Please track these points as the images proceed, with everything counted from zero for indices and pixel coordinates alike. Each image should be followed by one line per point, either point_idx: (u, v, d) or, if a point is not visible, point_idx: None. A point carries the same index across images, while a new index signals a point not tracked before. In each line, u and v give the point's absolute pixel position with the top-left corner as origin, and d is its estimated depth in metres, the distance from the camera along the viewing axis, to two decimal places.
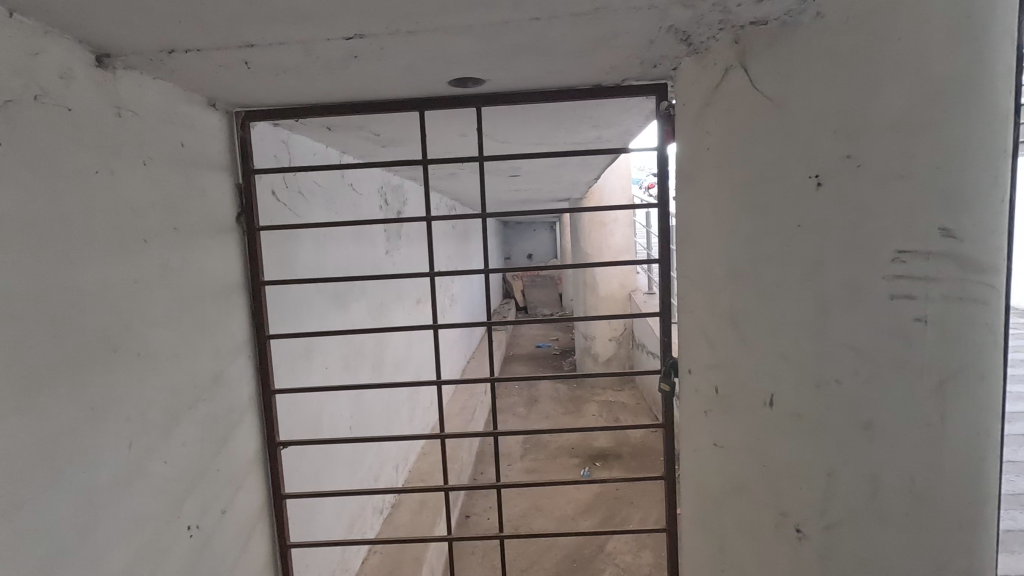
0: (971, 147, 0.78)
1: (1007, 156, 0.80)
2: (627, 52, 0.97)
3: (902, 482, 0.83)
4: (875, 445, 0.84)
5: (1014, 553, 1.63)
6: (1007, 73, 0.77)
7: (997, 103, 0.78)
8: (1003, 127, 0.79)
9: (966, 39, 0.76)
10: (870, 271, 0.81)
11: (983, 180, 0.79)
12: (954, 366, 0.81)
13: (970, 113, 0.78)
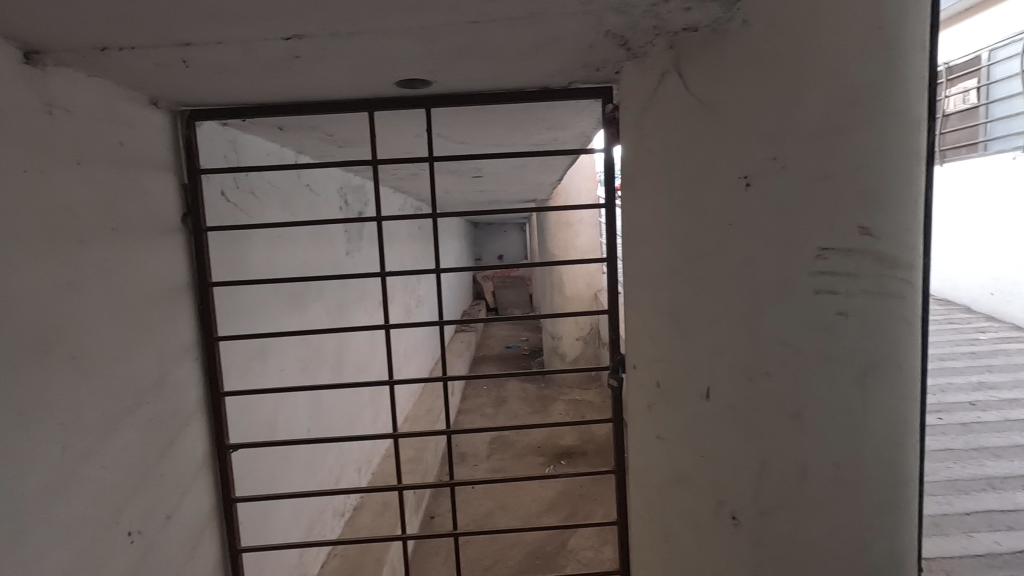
0: (884, 151, 0.84)
1: (915, 160, 0.86)
2: (568, 56, 1.00)
3: (827, 468, 0.88)
4: (803, 434, 0.88)
5: (947, 535, 1.72)
6: (911, 86, 0.84)
7: (906, 110, 0.84)
8: (908, 135, 0.85)
9: (877, 50, 0.82)
10: (795, 268, 0.86)
11: (894, 183, 0.85)
12: (872, 357, 0.87)
13: (880, 119, 0.83)
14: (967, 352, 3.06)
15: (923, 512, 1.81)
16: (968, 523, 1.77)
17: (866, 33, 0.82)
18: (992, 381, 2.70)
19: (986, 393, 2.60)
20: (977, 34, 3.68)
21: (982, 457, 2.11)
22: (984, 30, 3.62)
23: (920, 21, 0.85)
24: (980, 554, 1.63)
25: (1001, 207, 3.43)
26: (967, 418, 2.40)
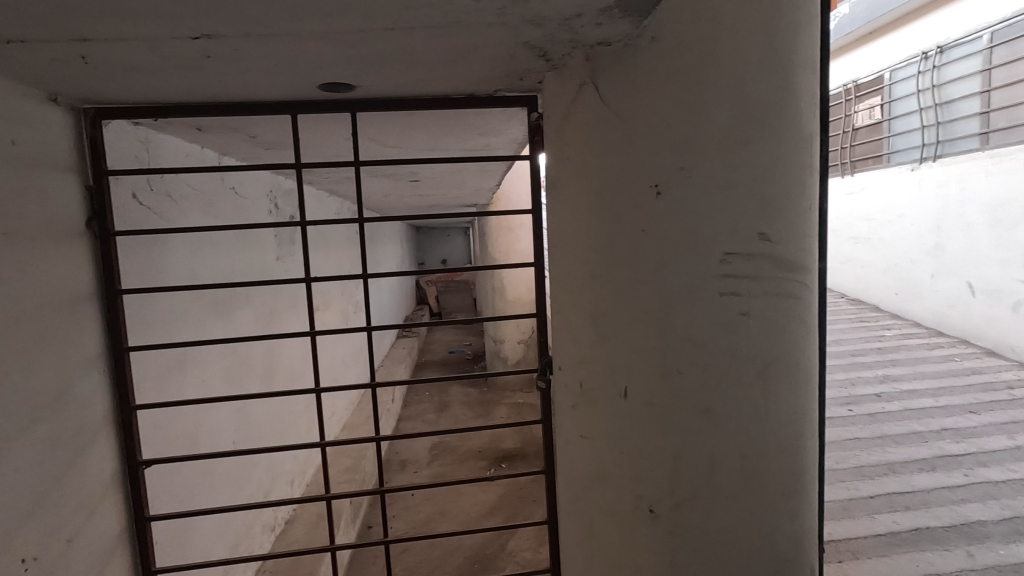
0: (780, 163, 0.91)
1: (808, 172, 0.94)
2: (491, 65, 1.02)
3: (733, 458, 0.94)
4: (711, 428, 0.93)
5: (852, 518, 1.86)
6: (803, 103, 0.92)
7: (798, 125, 0.92)
8: (801, 149, 0.93)
9: (771, 69, 0.89)
10: (702, 272, 0.91)
11: (790, 192, 0.92)
12: (772, 354, 0.93)
13: (775, 133, 0.90)
14: (875, 348, 3.31)
15: (834, 498, 1.95)
16: (872, 506, 1.92)
17: (763, 54, 0.88)
18: (896, 374, 2.94)
19: (890, 385, 2.82)
20: (880, 56, 4.00)
21: (886, 444, 2.29)
22: (885, 53, 3.94)
23: (810, 44, 0.92)
24: (881, 534, 1.77)
25: (902, 214, 3.74)
26: (873, 408, 2.60)
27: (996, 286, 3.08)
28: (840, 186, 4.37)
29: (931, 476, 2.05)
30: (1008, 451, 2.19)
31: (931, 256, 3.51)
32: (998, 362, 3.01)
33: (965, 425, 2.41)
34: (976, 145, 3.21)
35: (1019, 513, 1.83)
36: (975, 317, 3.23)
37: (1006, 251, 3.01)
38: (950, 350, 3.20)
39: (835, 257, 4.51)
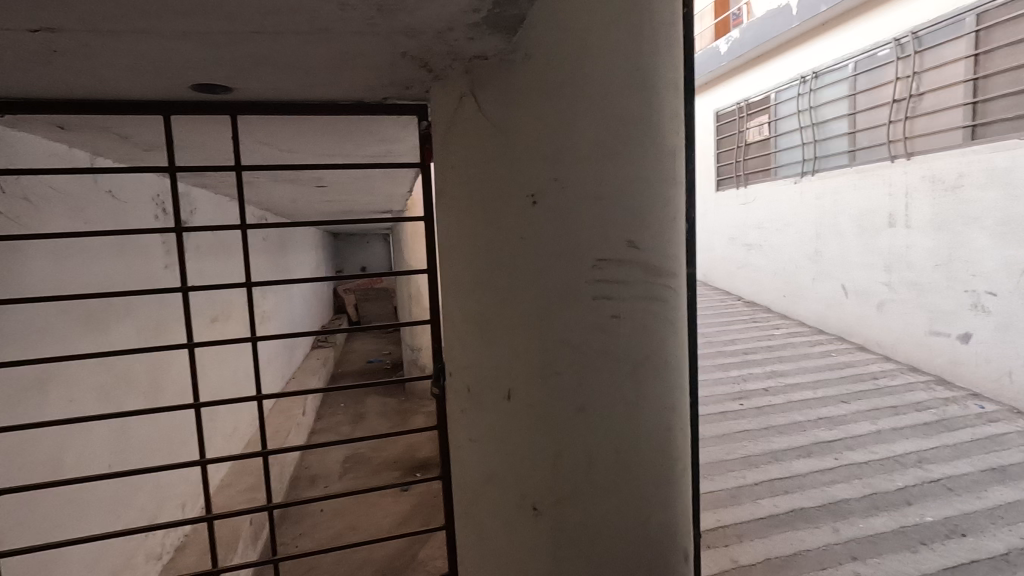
0: (644, 176, 0.98)
1: (671, 185, 1.02)
2: (373, 73, 1.02)
3: (609, 453, 0.99)
4: (588, 426, 0.98)
5: (739, 504, 2.00)
6: (665, 121, 0.99)
7: (660, 142, 0.99)
8: (663, 164, 1.01)
9: (635, 89, 0.96)
10: (577, 277, 0.96)
11: (654, 203, 0.99)
12: (641, 354, 1.00)
13: (639, 149, 0.97)
14: (765, 346, 3.59)
15: (723, 487, 2.10)
16: (756, 491, 2.08)
17: (628, 74, 0.95)
18: (782, 370, 3.20)
19: (776, 380, 3.07)
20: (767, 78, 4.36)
21: (770, 433, 2.49)
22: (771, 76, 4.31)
23: (671, 68, 1.01)
24: (762, 517, 1.92)
25: (788, 223, 4.08)
26: (762, 402, 2.82)
27: (864, 287, 3.45)
28: (736, 196, 4.70)
29: (807, 461, 2.26)
30: (870, 435, 2.46)
31: (813, 261, 3.87)
32: (866, 356, 3.37)
33: (837, 413, 2.67)
34: (846, 162, 3.56)
35: (876, 490, 2.06)
36: (848, 316, 3.60)
37: (872, 256, 3.39)
38: (828, 346, 3.54)
39: (732, 262, 4.85)
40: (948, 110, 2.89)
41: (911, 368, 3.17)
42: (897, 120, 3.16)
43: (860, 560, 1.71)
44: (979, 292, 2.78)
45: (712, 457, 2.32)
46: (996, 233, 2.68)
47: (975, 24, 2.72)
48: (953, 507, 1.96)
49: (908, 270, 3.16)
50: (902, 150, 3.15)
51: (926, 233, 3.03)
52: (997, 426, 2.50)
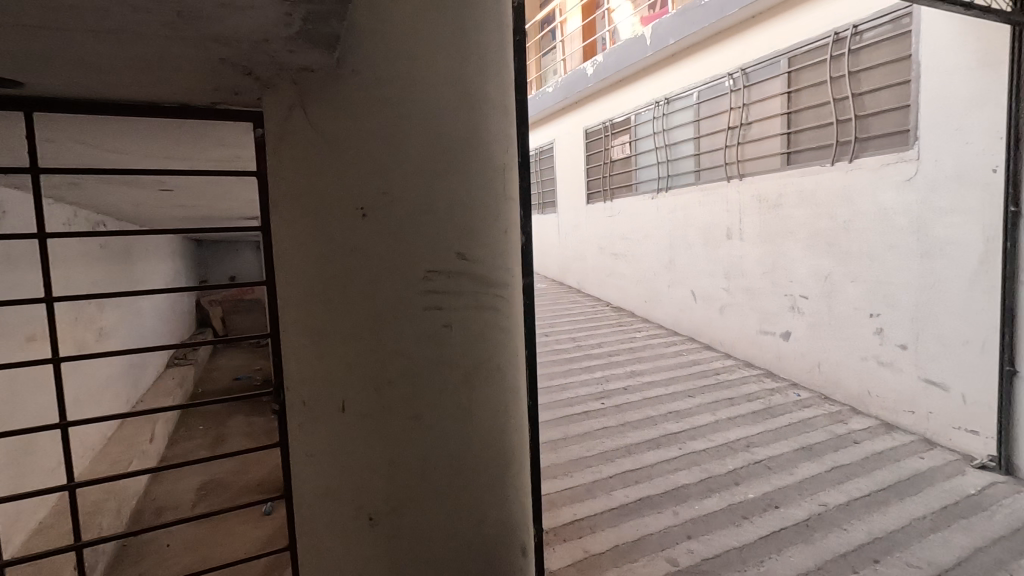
0: (474, 190, 1.03)
1: (503, 200, 1.08)
2: (193, 79, 0.98)
3: (443, 457, 1.03)
4: (422, 433, 1.02)
5: (594, 497, 2.15)
6: (495, 140, 1.06)
7: (491, 161, 1.05)
8: (494, 180, 1.07)
9: (463, 109, 1.01)
10: (408, 289, 0.99)
11: (485, 217, 1.05)
12: (474, 360, 1.05)
13: (468, 165, 1.02)
14: (627, 348, 3.87)
15: (581, 482, 2.24)
16: (610, 484, 2.24)
17: (454, 95, 1.00)
18: (640, 370, 3.48)
19: (634, 379, 3.34)
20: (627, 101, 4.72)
21: (626, 429, 2.70)
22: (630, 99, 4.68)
23: (502, 89, 1.07)
24: (614, 507, 2.08)
25: (647, 235, 4.45)
26: (620, 400, 3.04)
27: (708, 293, 3.87)
28: (603, 209, 5.03)
29: (656, 452, 2.48)
30: (709, 425, 2.75)
31: (668, 269, 4.26)
32: (711, 354, 3.77)
33: (683, 407, 2.96)
34: (693, 180, 3.96)
35: (711, 474, 2.31)
36: (697, 319, 4.00)
37: (714, 265, 3.80)
38: (680, 346, 3.90)
39: (602, 270, 5.17)
40: (769, 138, 3.34)
41: (746, 363, 3.60)
42: (731, 145, 3.59)
43: (693, 538, 1.91)
44: (795, 295, 3.24)
45: (573, 455, 2.47)
46: (807, 245, 3.14)
47: (788, 66, 3.17)
48: (769, 483, 2.26)
49: (742, 277, 3.59)
50: (736, 172, 3.58)
51: (755, 244, 3.47)
52: (809, 409, 2.94)
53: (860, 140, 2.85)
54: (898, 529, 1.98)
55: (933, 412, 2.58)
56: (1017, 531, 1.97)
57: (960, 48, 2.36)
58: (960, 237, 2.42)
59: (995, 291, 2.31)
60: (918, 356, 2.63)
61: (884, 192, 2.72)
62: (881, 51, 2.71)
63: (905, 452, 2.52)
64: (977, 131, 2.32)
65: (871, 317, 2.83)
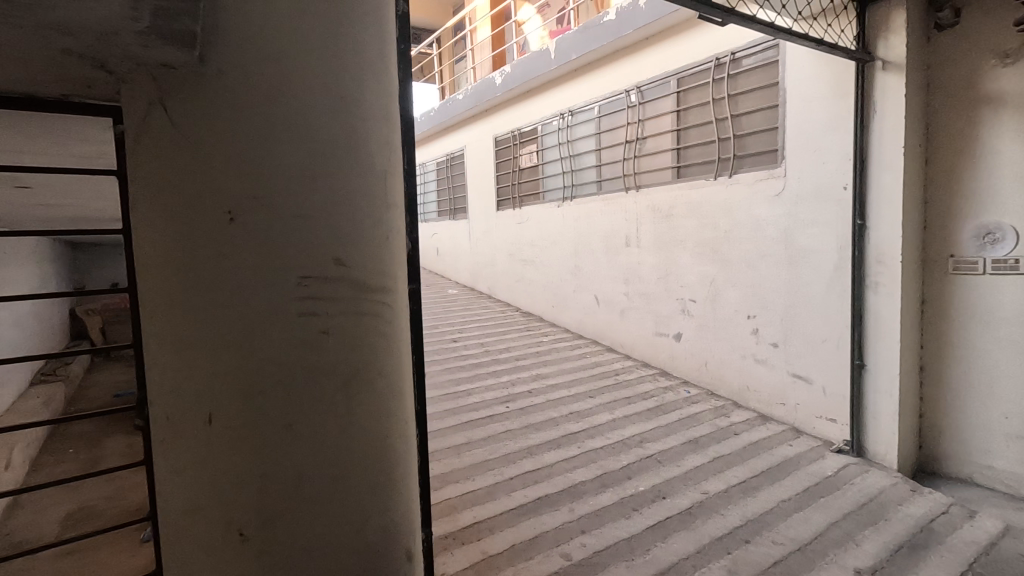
0: (353, 196, 1.03)
1: (384, 206, 1.08)
2: (38, 72, 0.91)
3: (319, 465, 1.02)
4: (295, 441, 1.00)
5: (494, 498, 2.19)
6: (376, 146, 1.06)
7: (371, 166, 1.05)
8: (375, 182, 1.07)
9: (341, 114, 1.00)
10: (281, 295, 0.97)
11: (365, 223, 1.05)
12: (353, 366, 1.04)
13: (347, 170, 1.02)
14: (534, 352, 3.97)
15: (482, 485, 2.27)
16: (510, 485, 2.28)
17: (331, 99, 0.99)
18: (544, 373, 3.58)
19: (539, 382, 3.43)
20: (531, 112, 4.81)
21: (528, 431, 2.77)
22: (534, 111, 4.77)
23: (384, 94, 1.08)
24: (513, 508, 2.13)
25: (554, 242, 4.59)
26: (525, 403, 3.12)
27: (609, 297, 4.07)
28: (512, 216, 5.13)
29: (556, 452, 2.57)
30: (607, 423, 2.90)
31: (573, 275, 4.42)
32: (612, 356, 3.95)
33: (584, 407, 3.08)
34: (595, 190, 4.14)
35: (606, 470, 2.43)
36: (600, 323, 4.19)
37: (615, 270, 4.00)
38: (584, 349, 4.07)
39: (511, 276, 5.26)
40: (662, 153, 3.57)
41: (643, 363, 3.81)
42: (629, 157, 3.80)
43: (587, 532, 2.00)
44: (685, 299, 3.47)
45: (476, 458, 2.49)
46: (695, 252, 3.39)
47: (677, 86, 3.41)
48: (659, 475, 2.41)
49: (638, 282, 3.81)
50: (633, 183, 3.80)
51: (651, 252, 3.69)
52: (697, 405, 3.17)
53: (738, 157, 3.12)
54: (768, 511, 2.19)
55: (799, 403, 2.88)
56: (863, 505, 2.25)
57: (817, 80, 2.66)
58: (818, 247, 2.72)
59: (846, 294, 2.62)
60: (787, 354, 2.92)
61: (758, 205, 3.00)
62: (754, 77, 2.99)
63: (777, 440, 2.79)
64: (831, 154, 2.64)
65: (748, 318, 3.10)
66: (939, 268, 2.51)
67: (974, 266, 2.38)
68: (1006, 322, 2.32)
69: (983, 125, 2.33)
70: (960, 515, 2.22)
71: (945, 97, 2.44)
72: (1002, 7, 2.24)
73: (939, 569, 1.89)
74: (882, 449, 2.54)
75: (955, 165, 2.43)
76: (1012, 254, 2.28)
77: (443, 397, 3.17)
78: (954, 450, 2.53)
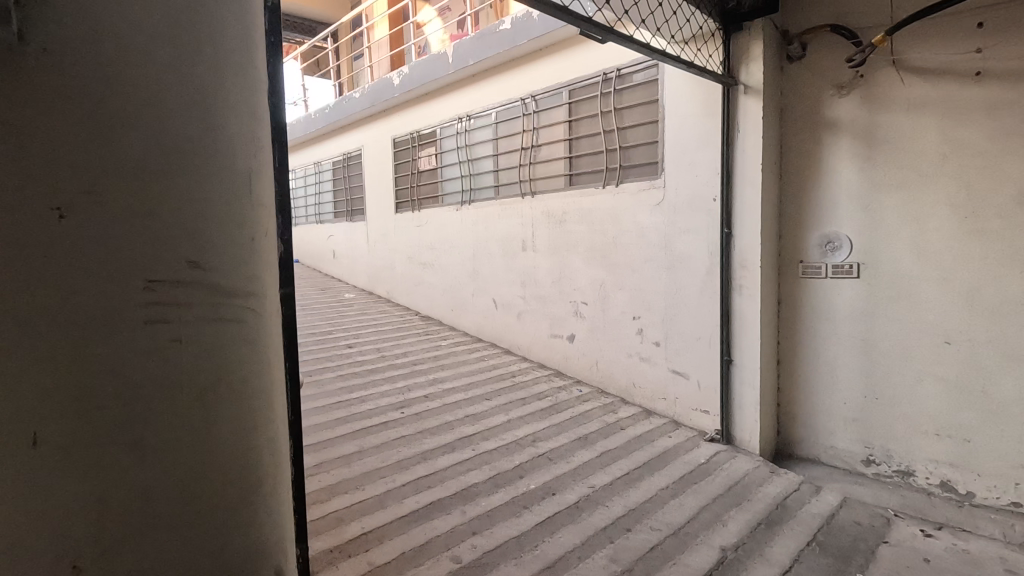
0: (218, 170, 0.79)
1: (258, 186, 0.86)
2: None
3: (176, 520, 0.77)
4: (140, 499, 0.74)
5: (385, 507, 2.14)
6: (246, 108, 0.83)
7: (242, 134, 0.82)
8: (246, 161, 0.83)
9: (200, 63, 0.77)
10: (118, 298, 0.71)
11: (234, 205, 0.82)
12: (220, 387, 0.81)
13: (209, 137, 0.78)
14: (431, 356, 3.94)
15: (372, 494, 2.20)
16: (402, 492, 2.25)
17: (184, 50, 0.75)
18: (441, 377, 3.56)
19: (435, 386, 3.41)
20: (427, 114, 4.77)
21: (422, 436, 2.74)
22: (430, 114, 4.74)
23: (254, 49, 0.85)
24: (404, 515, 2.09)
25: (453, 246, 4.60)
26: (420, 408, 3.08)
27: (506, 300, 4.15)
28: (411, 219, 5.06)
29: (449, 456, 2.57)
30: (501, 424, 2.95)
31: (471, 278, 4.45)
32: (510, 358, 4.03)
33: (479, 410, 3.11)
34: (493, 194, 4.21)
35: (499, 470, 2.47)
36: (497, 325, 4.25)
37: (512, 274, 4.08)
38: (482, 352, 4.11)
39: (410, 280, 5.19)
40: (555, 161, 3.70)
41: (539, 364, 3.92)
42: (524, 164, 3.90)
43: (478, 533, 2.02)
44: (577, 302, 3.62)
45: (367, 467, 2.42)
46: (585, 257, 3.55)
47: (569, 97, 3.56)
48: (550, 472, 2.50)
49: (534, 285, 3.92)
50: (528, 189, 3.90)
51: (546, 256, 3.81)
52: (588, 403, 3.31)
53: (623, 167, 3.31)
54: (647, 499, 2.34)
55: (678, 397, 3.10)
56: (730, 489, 2.47)
57: (690, 99, 2.90)
58: (694, 252, 2.96)
59: (716, 296, 2.87)
60: (667, 352, 3.14)
61: (642, 213, 3.20)
62: (637, 93, 3.19)
63: (659, 433, 2.99)
64: (703, 167, 2.88)
65: (634, 319, 3.29)
66: (791, 273, 2.82)
67: (819, 271, 2.71)
68: (843, 319, 2.67)
69: (824, 147, 2.66)
70: (809, 492, 2.51)
71: (795, 121, 2.75)
72: (837, 46, 2.59)
73: (790, 540, 2.13)
74: (747, 436, 2.81)
75: (803, 181, 2.75)
76: (847, 260, 2.62)
77: (334, 405, 3.05)
78: (804, 434, 2.86)
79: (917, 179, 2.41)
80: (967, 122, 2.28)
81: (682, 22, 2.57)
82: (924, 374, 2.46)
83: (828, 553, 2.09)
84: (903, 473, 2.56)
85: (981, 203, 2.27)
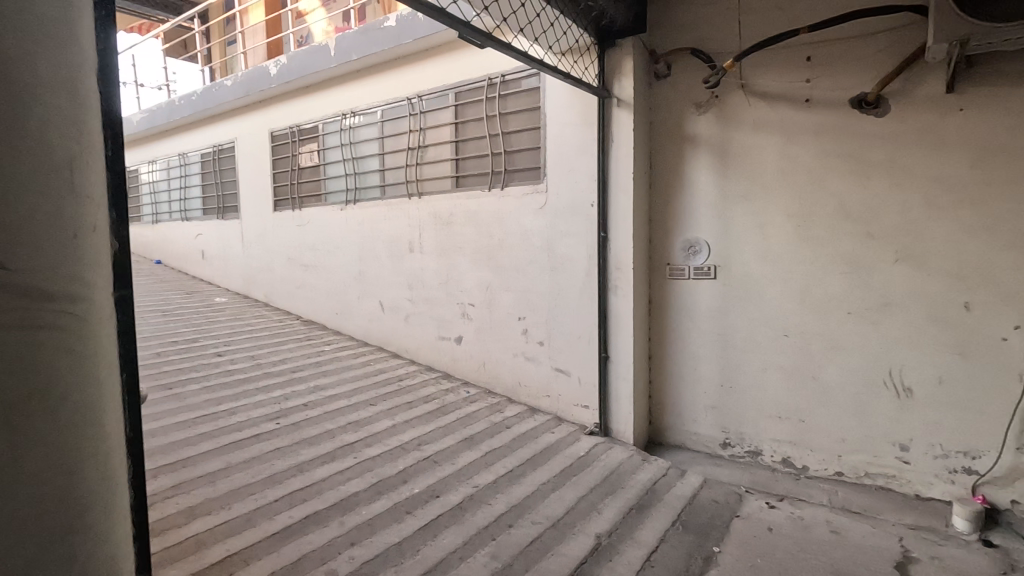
0: (24, 149, 0.66)
1: (75, 167, 0.72)
2: None
3: None
4: None
5: (254, 526, 1.99)
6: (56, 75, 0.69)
7: (51, 106, 0.69)
8: (69, 148, 0.71)
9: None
10: None
11: (45, 189, 0.68)
12: (31, 407, 0.68)
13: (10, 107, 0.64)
14: (312, 362, 3.75)
15: (239, 513, 2.04)
16: (274, 508, 2.11)
17: None
18: (322, 384, 3.40)
19: (316, 394, 3.24)
20: (309, 108, 4.53)
21: (299, 447, 2.60)
22: (312, 107, 4.51)
23: (76, 24, 0.73)
24: (275, 532, 1.96)
25: (337, 246, 4.41)
26: (297, 417, 2.91)
27: (393, 303, 4.06)
28: (291, 218, 4.78)
29: (328, 466, 2.46)
30: (386, 430, 2.87)
31: (357, 280, 4.30)
32: (397, 362, 3.95)
33: (363, 416, 3.01)
34: (379, 194, 4.10)
35: (382, 477, 2.41)
36: (384, 329, 4.15)
37: (399, 276, 4.00)
38: (368, 357, 3.98)
39: (290, 282, 4.90)
40: (441, 162, 3.69)
41: (427, 367, 3.88)
42: (411, 164, 3.84)
43: (357, 544, 1.95)
44: (465, 304, 3.63)
45: (234, 484, 2.23)
46: (472, 259, 3.57)
47: (455, 100, 3.56)
48: (434, 475, 2.48)
49: (421, 288, 3.87)
50: (415, 190, 3.85)
51: (433, 258, 3.78)
52: (475, 404, 3.33)
53: (508, 171, 3.38)
54: (530, 495, 2.40)
55: (561, 394, 3.23)
56: (606, 478, 2.62)
57: (569, 109, 3.03)
58: (574, 255, 3.10)
59: (594, 297, 3.03)
60: (550, 351, 3.25)
61: (525, 216, 3.29)
62: (520, 100, 3.28)
63: (542, 430, 3.09)
64: (581, 174, 3.02)
65: (519, 320, 3.37)
66: (660, 274, 3.05)
67: (683, 273, 2.96)
68: (703, 316, 2.93)
69: (686, 160, 2.91)
70: (675, 476, 2.73)
71: (662, 134, 2.98)
72: (696, 68, 2.84)
73: (657, 522, 2.30)
74: (622, 428, 3.00)
75: (669, 190, 2.99)
76: (706, 263, 2.89)
77: (198, 419, 2.79)
78: (672, 422, 3.10)
79: (761, 191, 2.72)
80: (800, 143, 2.61)
81: (560, 34, 2.68)
82: (768, 364, 2.77)
83: (690, 530, 2.28)
84: (753, 453, 2.87)
85: (810, 214, 2.61)
